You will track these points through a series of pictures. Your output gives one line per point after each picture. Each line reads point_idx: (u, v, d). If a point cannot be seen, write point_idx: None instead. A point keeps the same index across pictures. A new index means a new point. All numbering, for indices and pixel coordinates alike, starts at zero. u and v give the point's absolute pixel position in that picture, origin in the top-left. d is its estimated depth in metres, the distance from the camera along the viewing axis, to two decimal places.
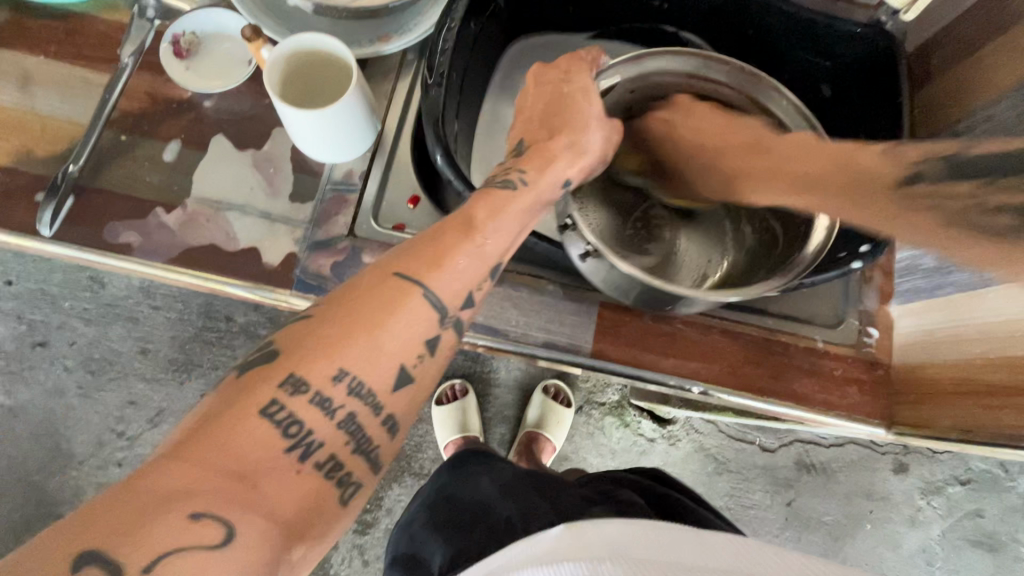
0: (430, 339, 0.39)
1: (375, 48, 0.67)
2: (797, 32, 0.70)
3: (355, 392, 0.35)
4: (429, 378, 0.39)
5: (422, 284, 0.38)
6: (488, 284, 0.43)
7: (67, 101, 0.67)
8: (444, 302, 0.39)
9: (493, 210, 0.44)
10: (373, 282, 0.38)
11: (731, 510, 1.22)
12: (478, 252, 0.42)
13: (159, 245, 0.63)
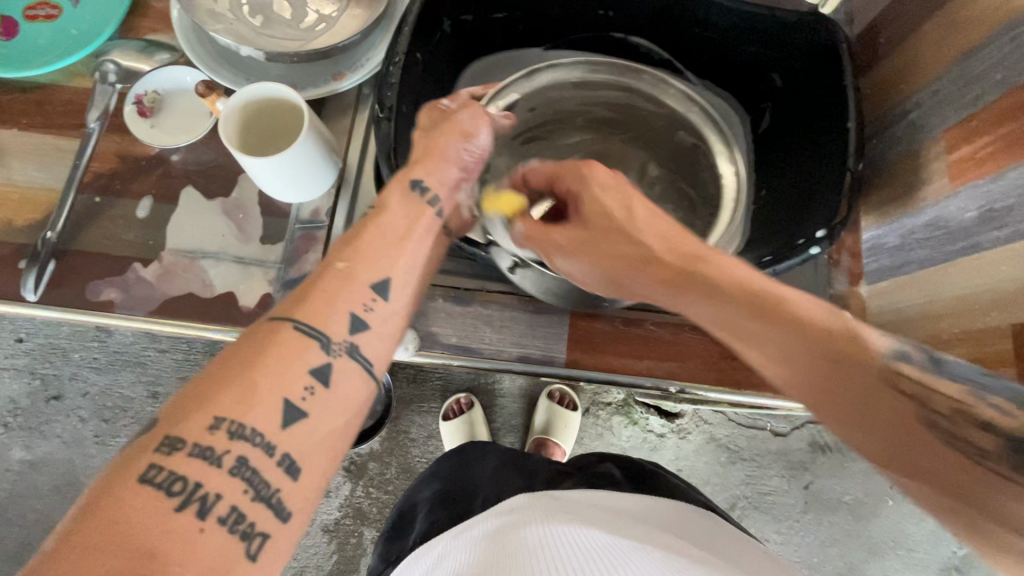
0: (316, 367, 0.40)
1: (329, 87, 0.69)
2: (739, 27, 0.71)
3: (237, 435, 0.36)
4: (322, 408, 0.39)
5: (289, 318, 0.40)
6: (378, 304, 0.44)
7: (42, 169, 0.70)
8: (319, 331, 0.41)
9: (355, 240, 0.46)
10: (245, 337, 0.40)
11: (748, 498, 1.21)
12: (347, 279, 0.43)
13: (140, 299, 0.65)
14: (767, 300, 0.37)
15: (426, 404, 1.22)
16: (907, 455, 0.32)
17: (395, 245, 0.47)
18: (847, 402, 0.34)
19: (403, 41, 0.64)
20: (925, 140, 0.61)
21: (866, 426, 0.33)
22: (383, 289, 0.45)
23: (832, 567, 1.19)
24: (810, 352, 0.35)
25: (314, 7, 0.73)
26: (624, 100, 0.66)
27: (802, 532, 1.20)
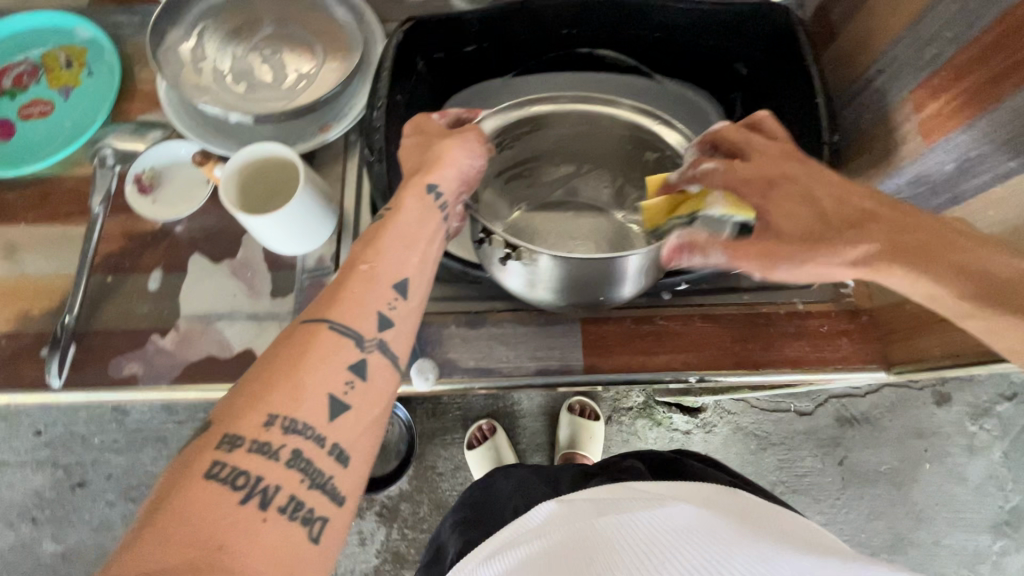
0: (354, 363, 0.42)
1: (319, 138, 0.72)
2: (698, 25, 0.75)
3: (292, 431, 0.38)
4: (364, 400, 0.42)
5: (326, 320, 0.42)
6: (399, 302, 0.46)
7: (51, 257, 0.71)
8: (354, 331, 0.43)
9: (374, 244, 0.48)
10: (281, 340, 0.42)
11: (786, 483, 1.20)
12: (370, 280, 0.46)
13: (163, 368, 0.67)
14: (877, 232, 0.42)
15: (450, 435, 1.22)
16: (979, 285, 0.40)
17: (410, 247, 0.49)
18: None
19: (383, 85, 0.67)
20: (892, 106, 0.64)
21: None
22: (403, 289, 0.47)
23: (882, 541, 1.17)
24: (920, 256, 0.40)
25: (293, 67, 0.77)
26: (586, 117, 0.65)
27: (846, 509, 1.19)
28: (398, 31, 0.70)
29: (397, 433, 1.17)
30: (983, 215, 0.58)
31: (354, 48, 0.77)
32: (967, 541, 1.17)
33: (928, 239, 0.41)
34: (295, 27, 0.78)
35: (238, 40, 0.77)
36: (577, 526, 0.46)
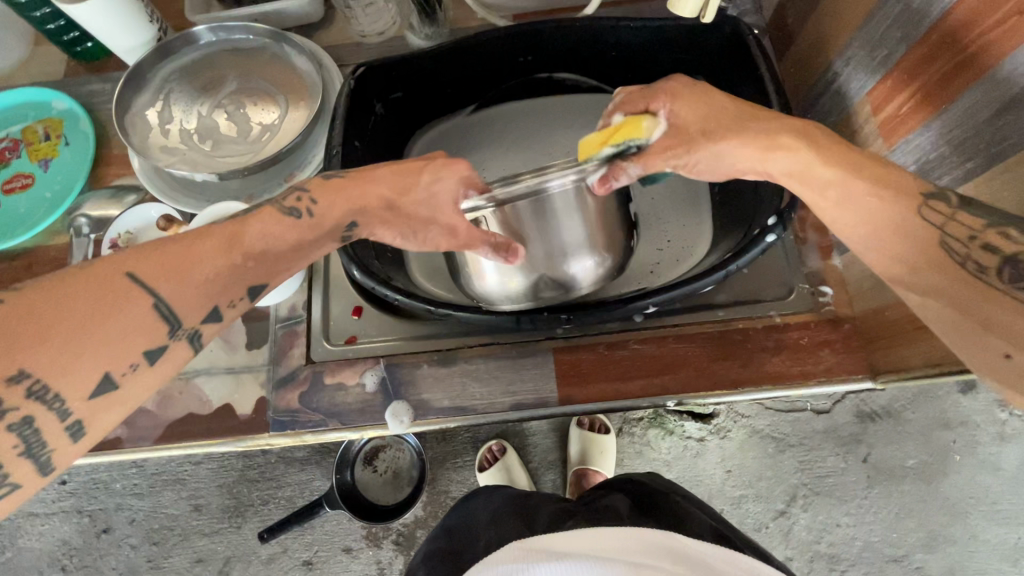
0: (151, 349, 0.42)
1: (285, 188, 0.74)
2: (652, 41, 0.74)
3: (36, 396, 0.37)
4: (138, 385, 0.42)
5: (155, 294, 0.41)
6: (240, 301, 0.47)
7: None
8: (176, 317, 0.42)
9: (268, 234, 0.48)
10: (96, 281, 0.40)
11: (809, 485, 1.15)
12: (228, 260, 0.46)
13: (145, 429, 0.68)
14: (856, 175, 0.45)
15: (460, 459, 1.21)
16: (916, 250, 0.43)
17: (284, 244, 0.49)
18: (976, 300, 0.40)
19: (338, 134, 0.69)
20: (853, 106, 0.62)
21: (988, 335, 0.39)
22: (253, 292, 0.48)
23: (915, 539, 1.12)
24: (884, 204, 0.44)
25: (256, 119, 0.78)
26: None
27: (875, 509, 1.14)
28: (348, 78, 0.70)
29: (407, 458, 1.19)
30: None
31: (313, 96, 0.78)
32: (1007, 535, 1.11)
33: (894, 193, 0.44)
34: (256, 79, 0.80)
35: (202, 98, 0.79)
36: (514, 565, 0.52)
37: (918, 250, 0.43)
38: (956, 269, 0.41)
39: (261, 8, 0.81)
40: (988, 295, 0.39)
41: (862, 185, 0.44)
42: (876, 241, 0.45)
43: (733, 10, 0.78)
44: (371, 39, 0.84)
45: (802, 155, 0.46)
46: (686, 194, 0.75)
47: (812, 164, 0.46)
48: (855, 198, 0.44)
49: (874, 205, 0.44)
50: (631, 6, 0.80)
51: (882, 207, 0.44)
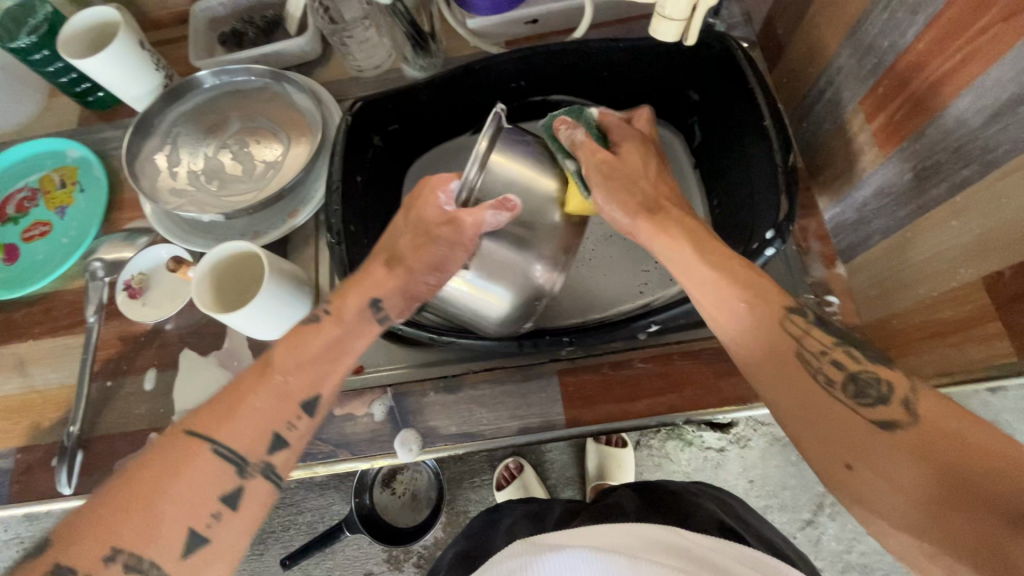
0: (226, 493, 0.44)
1: (289, 224, 0.75)
2: (642, 60, 0.74)
3: (132, 568, 0.39)
4: (225, 533, 0.43)
5: (210, 441, 0.44)
6: (300, 422, 0.48)
7: (57, 369, 0.76)
8: (238, 455, 0.45)
9: (300, 355, 0.49)
10: (162, 450, 0.44)
11: (835, 493, 1.12)
12: (279, 394, 0.47)
13: None
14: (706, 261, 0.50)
15: (479, 477, 1.20)
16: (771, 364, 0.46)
17: (330, 363, 0.51)
18: (827, 423, 0.43)
19: (338, 169, 0.70)
20: (847, 115, 0.61)
21: (831, 445, 0.42)
22: (310, 407, 0.48)
23: None
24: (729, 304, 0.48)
25: (259, 157, 0.81)
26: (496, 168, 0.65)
27: None
28: (346, 114, 0.72)
29: (425, 479, 1.18)
30: (947, 226, 0.53)
31: (313, 131, 0.80)
32: None
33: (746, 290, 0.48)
34: (258, 118, 0.82)
35: (207, 140, 0.81)
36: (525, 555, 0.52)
37: (765, 358, 0.47)
38: (813, 394, 0.44)
39: (261, 49, 0.84)
40: (836, 417, 0.42)
41: (737, 299, 0.48)
42: (744, 354, 0.48)
43: (721, 24, 0.78)
44: (368, 73, 0.86)
45: (684, 246, 0.51)
46: None
47: (689, 256, 0.51)
48: (732, 315, 0.48)
49: (752, 330, 0.47)
50: (620, 26, 0.81)
51: (753, 327, 0.47)
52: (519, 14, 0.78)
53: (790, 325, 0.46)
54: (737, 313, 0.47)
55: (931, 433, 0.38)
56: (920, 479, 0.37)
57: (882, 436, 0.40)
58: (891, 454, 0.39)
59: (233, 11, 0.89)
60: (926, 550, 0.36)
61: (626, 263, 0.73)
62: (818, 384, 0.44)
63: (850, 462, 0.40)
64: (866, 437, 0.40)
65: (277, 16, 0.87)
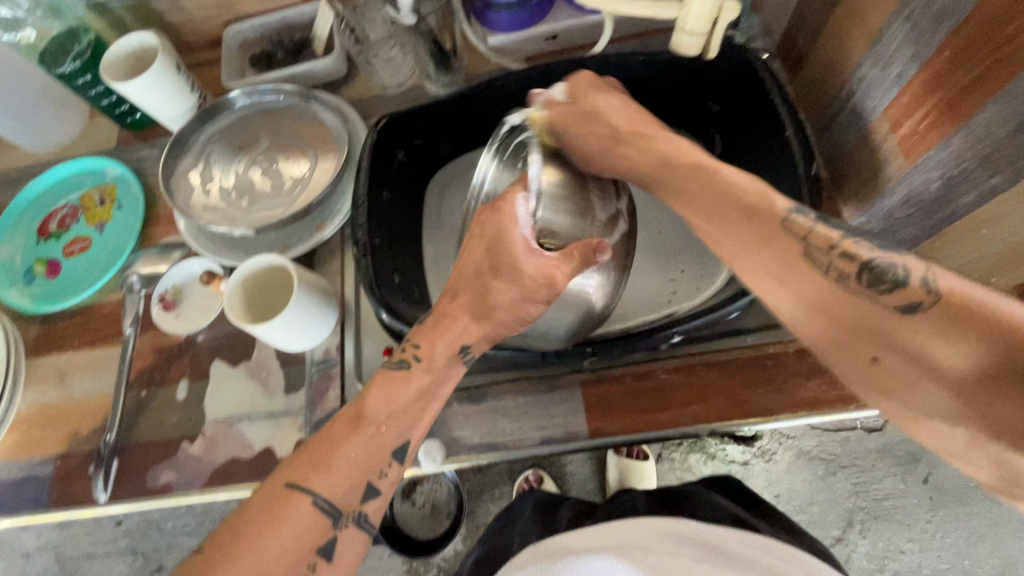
0: (322, 545, 0.45)
1: (317, 237, 0.78)
2: (662, 72, 0.75)
3: None
4: None
5: (310, 492, 0.45)
6: (390, 469, 0.49)
7: (94, 378, 0.79)
8: (335, 508, 0.46)
9: (387, 399, 0.49)
10: (263, 501, 0.45)
11: (865, 509, 1.09)
12: (375, 443, 0.48)
13: (193, 474, 0.71)
14: (724, 199, 0.48)
15: (498, 489, 1.20)
16: (795, 288, 0.44)
17: (423, 406, 0.51)
18: (851, 315, 0.42)
19: (364, 184, 0.72)
20: (870, 124, 0.61)
21: (849, 351, 0.42)
22: (400, 454, 0.49)
23: (991, 566, 1.04)
24: (763, 230, 0.46)
25: (288, 173, 0.83)
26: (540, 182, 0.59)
27: (941, 534, 1.06)
28: (371, 131, 0.75)
29: (445, 491, 1.18)
30: None
31: (340, 147, 0.82)
32: None
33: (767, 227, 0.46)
34: (287, 136, 0.85)
35: (239, 157, 0.84)
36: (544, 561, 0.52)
37: (784, 277, 0.45)
38: (867, 314, 0.41)
39: (290, 70, 0.87)
40: (857, 306, 0.42)
41: (760, 249, 0.46)
42: (814, 331, 0.44)
43: (741, 36, 0.79)
44: (392, 91, 0.89)
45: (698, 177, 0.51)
46: None
47: (718, 209, 0.48)
48: (766, 280, 0.46)
49: (793, 286, 0.45)
50: (639, 40, 0.82)
51: (805, 301, 0.44)
52: (539, 31, 0.79)
53: (797, 230, 0.45)
54: (771, 280, 0.46)
55: (953, 308, 0.37)
56: (970, 361, 0.36)
57: (905, 319, 0.39)
58: (915, 337, 0.39)
59: (263, 33, 0.93)
60: (1000, 455, 0.36)
61: (654, 271, 0.73)
62: (835, 284, 0.43)
63: (876, 357, 0.41)
64: (886, 321, 0.40)
65: (305, 37, 0.90)
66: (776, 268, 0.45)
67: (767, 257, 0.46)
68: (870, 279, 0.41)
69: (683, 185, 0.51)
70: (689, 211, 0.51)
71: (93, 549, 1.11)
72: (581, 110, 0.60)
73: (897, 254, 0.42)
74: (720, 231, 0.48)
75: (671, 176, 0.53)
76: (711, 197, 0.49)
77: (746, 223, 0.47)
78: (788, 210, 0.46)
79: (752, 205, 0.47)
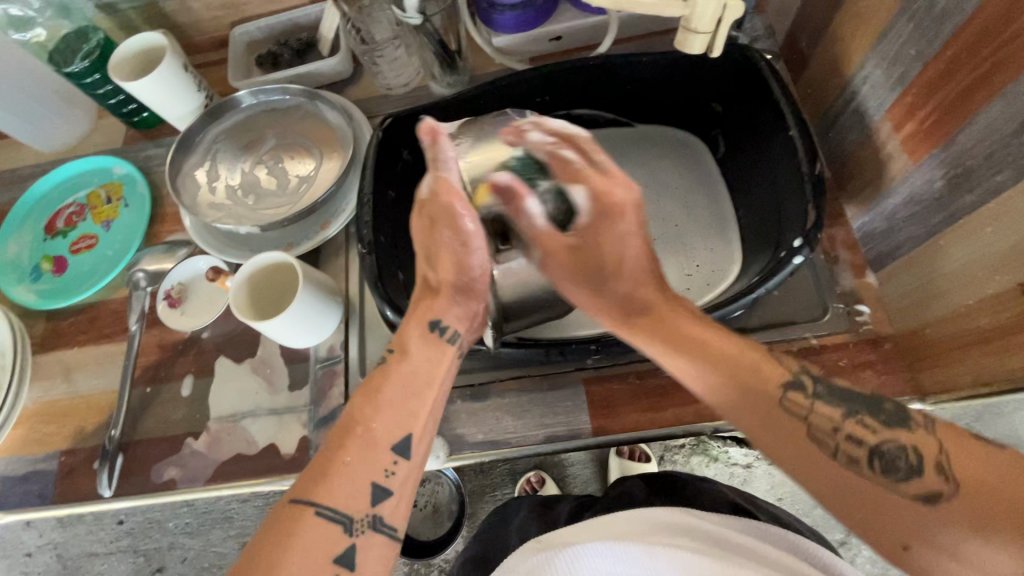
0: (341, 554, 0.44)
1: (321, 235, 0.78)
2: (664, 71, 0.75)
3: None
4: None
5: (313, 502, 0.44)
6: (399, 463, 0.48)
7: (100, 374, 0.79)
8: (345, 515, 0.45)
9: (374, 399, 0.49)
10: (271, 522, 0.44)
11: None
12: (369, 443, 0.47)
13: (197, 470, 0.71)
14: (691, 344, 0.47)
15: (500, 490, 1.18)
16: (769, 427, 0.44)
17: (420, 393, 0.51)
18: (868, 512, 0.40)
19: (369, 182, 0.73)
20: (874, 124, 0.61)
21: (868, 521, 0.40)
22: (403, 449, 0.48)
23: None
24: (726, 364, 0.45)
25: (293, 172, 0.84)
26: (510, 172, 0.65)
27: None
28: (377, 130, 0.75)
29: (448, 492, 1.17)
30: (982, 234, 0.51)
31: (345, 147, 0.83)
32: None
33: (697, 336, 0.47)
34: (292, 135, 0.86)
35: (244, 156, 0.85)
36: (544, 553, 0.51)
37: (762, 425, 0.44)
38: (864, 494, 0.40)
39: (296, 70, 0.88)
40: (863, 495, 0.40)
41: (750, 416, 0.45)
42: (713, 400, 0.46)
43: (743, 37, 0.80)
44: (397, 90, 0.89)
45: (683, 316, 0.49)
46: (710, 227, 0.77)
47: (685, 325, 0.48)
48: (690, 369, 0.46)
49: (742, 415, 0.45)
50: (643, 41, 0.82)
51: (720, 385, 0.45)
52: (543, 31, 0.80)
53: (797, 415, 0.43)
54: (698, 370, 0.46)
55: (973, 500, 0.35)
56: (1007, 566, 0.33)
57: (928, 511, 0.37)
58: (950, 535, 0.36)
59: (270, 34, 0.94)
60: None
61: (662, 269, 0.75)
62: (848, 471, 0.41)
63: (909, 545, 0.38)
64: (916, 519, 0.37)
65: (311, 38, 0.91)
66: (785, 440, 0.43)
67: (728, 393, 0.45)
68: (866, 456, 0.40)
69: (672, 338, 0.48)
70: (661, 354, 0.48)
71: (93, 548, 1.09)
72: (589, 253, 0.51)
73: (901, 432, 0.41)
74: (676, 353, 0.47)
75: (642, 322, 0.49)
76: (692, 347, 0.46)
77: (718, 371, 0.45)
78: (783, 386, 0.44)
79: (745, 374, 0.45)
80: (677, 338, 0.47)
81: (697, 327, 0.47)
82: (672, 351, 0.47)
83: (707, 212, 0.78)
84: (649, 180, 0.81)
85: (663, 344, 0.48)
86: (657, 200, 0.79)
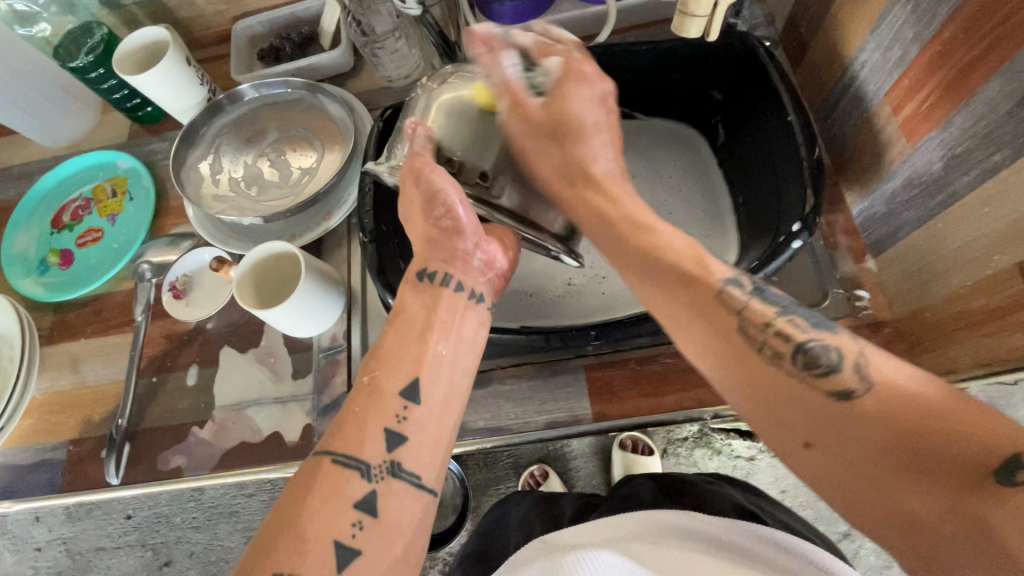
0: (361, 501, 0.44)
1: (323, 227, 0.79)
2: (663, 59, 0.75)
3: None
4: (373, 542, 0.43)
5: (328, 452, 0.45)
6: (411, 411, 0.47)
7: (107, 365, 0.80)
8: (359, 459, 0.45)
9: (386, 365, 0.49)
10: (294, 483, 0.45)
11: None
12: (374, 393, 0.48)
13: (204, 458, 0.72)
14: (621, 221, 0.49)
15: (502, 484, 1.16)
16: (722, 358, 0.42)
17: (419, 338, 0.50)
18: (782, 408, 0.40)
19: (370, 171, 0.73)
20: (872, 108, 0.62)
21: (786, 426, 0.40)
22: (411, 394, 0.48)
23: None
24: (665, 261, 0.45)
25: (296, 164, 0.84)
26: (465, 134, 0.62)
27: None
28: (377, 121, 0.75)
29: (450, 485, 1.14)
30: (979, 214, 0.52)
31: (346, 139, 0.83)
32: None
33: (622, 221, 0.48)
34: (294, 128, 0.86)
35: (246, 149, 0.85)
36: (550, 555, 0.52)
37: (709, 333, 0.42)
38: (783, 385, 0.40)
39: (298, 64, 0.88)
40: (779, 386, 0.40)
41: (689, 313, 0.43)
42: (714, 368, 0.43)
43: (743, 24, 0.80)
44: (397, 84, 0.90)
45: (633, 215, 0.49)
46: (711, 214, 0.77)
47: (635, 234, 0.47)
48: (646, 278, 0.46)
49: (652, 274, 0.45)
50: (641, 31, 0.83)
51: (663, 291, 0.45)
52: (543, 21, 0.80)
53: (732, 306, 0.42)
54: (652, 281, 0.45)
55: (886, 397, 0.35)
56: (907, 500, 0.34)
57: (840, 406, 0.37)
58: (853, 437, 0.36)
59: (272, 28, 0.94)
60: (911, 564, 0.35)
61: None
62: (767, 361, 0.40)
63: (810, 440, 0.38)
64: (823, 409, 0.38)
65: (312, 31, 0.92)
66: (710, 320, 0.42)
67: (667, 295, 0.44)
68: (791, 350, 0.40)
69: (620, 241, 0.48)
70: (603, 237, 0.49)
71: (100, 543, 1.00)
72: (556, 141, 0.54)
73: (829, 335, 0.40)
74: (615, 243, 0.48)
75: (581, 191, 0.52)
76: (638, 254, 0.46)
77: (668, 269, 0.44)
78: (723, 281, 0.43)
79: (687, 266, 0.44)
80: (629, 237, 0.48)
81: (660, 233, 0.46)
82: (626, 263, 0.47)
83: (706, 200, 0.78)
84: (648, 168, 0.81)
85: (610, 232, 0.49)
86: (660, 187, 0.79)
